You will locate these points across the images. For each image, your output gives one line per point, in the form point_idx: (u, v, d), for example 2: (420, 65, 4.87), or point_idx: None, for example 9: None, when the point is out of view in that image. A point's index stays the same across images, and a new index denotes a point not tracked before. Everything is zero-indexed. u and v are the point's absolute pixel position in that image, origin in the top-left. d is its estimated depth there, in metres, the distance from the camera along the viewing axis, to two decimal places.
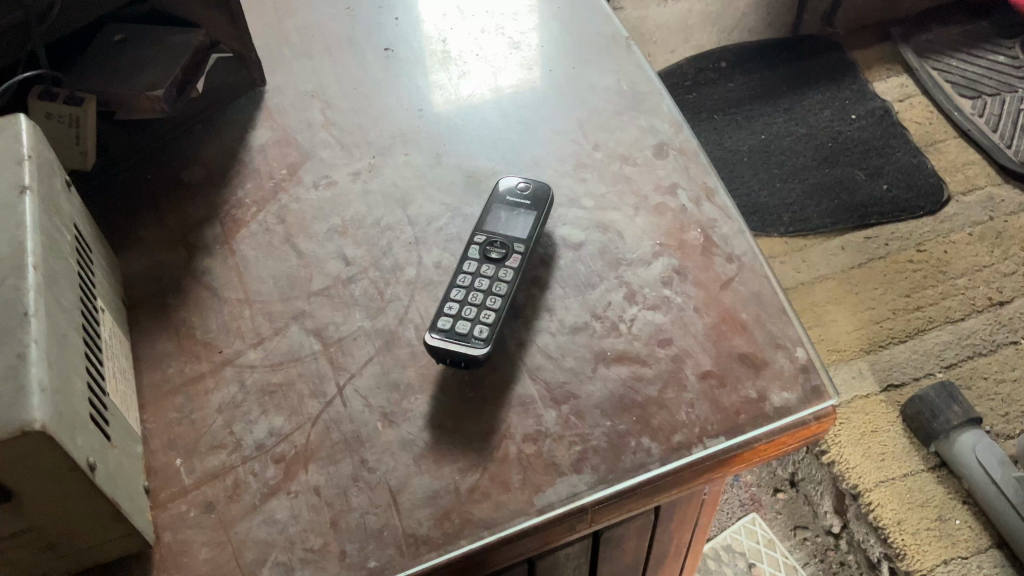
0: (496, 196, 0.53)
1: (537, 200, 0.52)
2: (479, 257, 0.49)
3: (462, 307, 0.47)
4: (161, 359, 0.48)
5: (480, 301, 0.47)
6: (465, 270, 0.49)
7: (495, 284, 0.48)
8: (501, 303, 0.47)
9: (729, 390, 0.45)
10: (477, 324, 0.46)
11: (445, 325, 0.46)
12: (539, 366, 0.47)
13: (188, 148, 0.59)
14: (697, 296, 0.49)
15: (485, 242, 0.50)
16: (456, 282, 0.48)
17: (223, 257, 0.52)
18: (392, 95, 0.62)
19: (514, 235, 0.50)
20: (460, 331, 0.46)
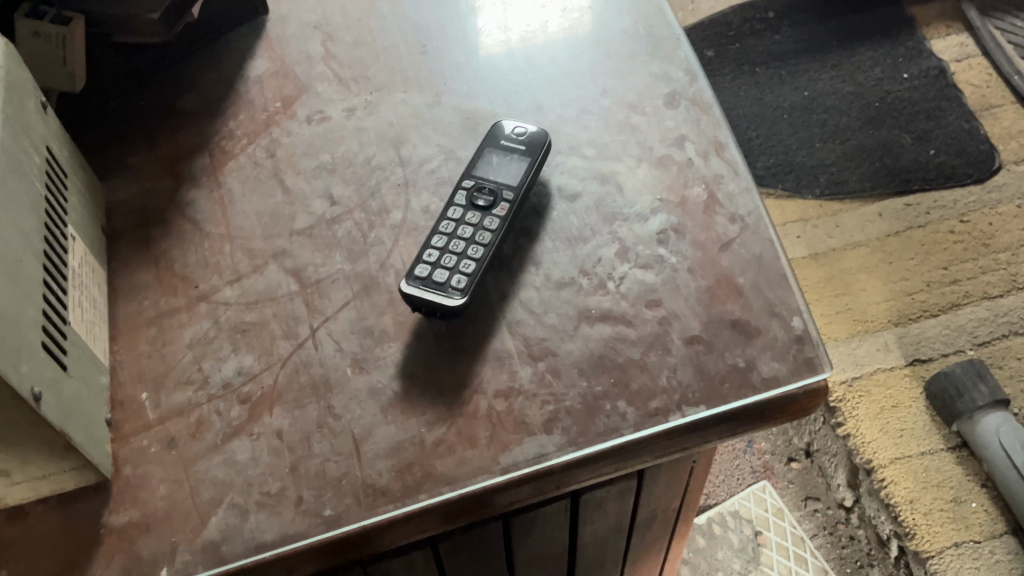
0: (490, 138, 0.51)
1: (532, 144, 0.50)
2: (465, 203, 0.47)
3: (442, 255, 0.45)
4: (138, 290, 0.47)
5: (461, 250, 0.45)
6: (449, 217, 0.47)
7: (480, 233, 0.46)
8: (482, 253, 0.45)
9: (716, 357, 0.43)
10: (456, 274, 0.44)
11: (422, 273, 0.44)
12: (519, 321, 0.45)
13: (185, 73, 0.57)
14: (694, 257, 0.47)
15: (473, 188, 0.48)
16: (439, 229, 0.46)
17: (209, 190, 0.51)
18: (397, 30, 0.59)
19: (505, 183, 0.48)
20: (437, 280, 0.44)
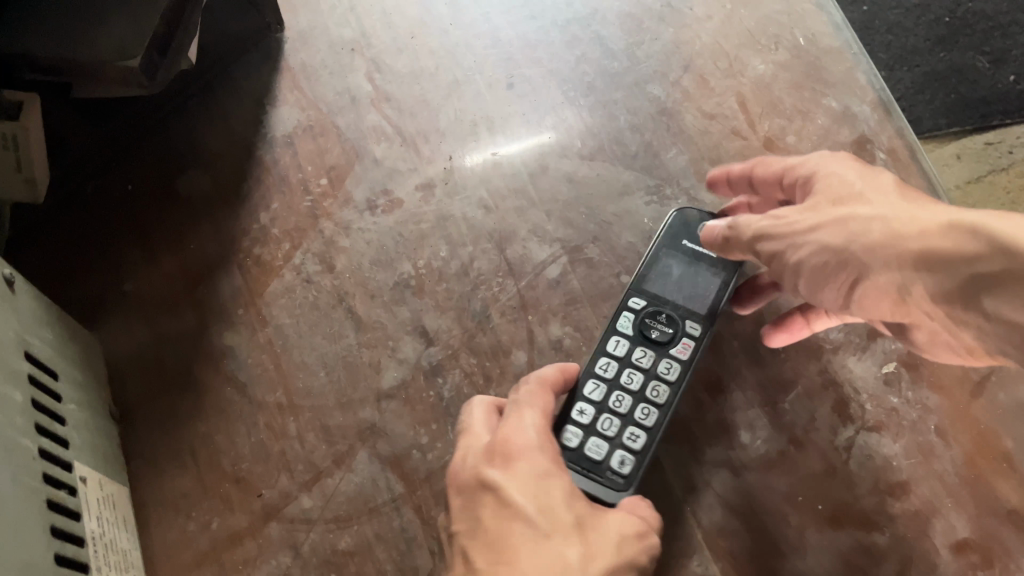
0: (668, 233, 0.36)
1: (726, 251, 0.35)
2: (633, 334, 0.34)
3: (597, 418, 0.33)
4: (177, 507, 0.33)
5: (627, 412, 0.33)
6: (609, 350, 0.34)
7: (650, 386, 0.33)
8: (657, 420, 0.33)
9: (999, 573, 0.32)
10: (618, 450, 0.32)
11: (571, 443, 0.32)
12: (722, 528, 0.33)
13: (184, 138, 0.41)
14: (939, 408, 0.35)
15: (646, 310, 0.34)
16: (593, 370, 0.34)
17: (250, 329, 0.37)
18: (468, 51, 0.43)
19: (690, 305, 0.35)
20: (593, 457, 0.32)
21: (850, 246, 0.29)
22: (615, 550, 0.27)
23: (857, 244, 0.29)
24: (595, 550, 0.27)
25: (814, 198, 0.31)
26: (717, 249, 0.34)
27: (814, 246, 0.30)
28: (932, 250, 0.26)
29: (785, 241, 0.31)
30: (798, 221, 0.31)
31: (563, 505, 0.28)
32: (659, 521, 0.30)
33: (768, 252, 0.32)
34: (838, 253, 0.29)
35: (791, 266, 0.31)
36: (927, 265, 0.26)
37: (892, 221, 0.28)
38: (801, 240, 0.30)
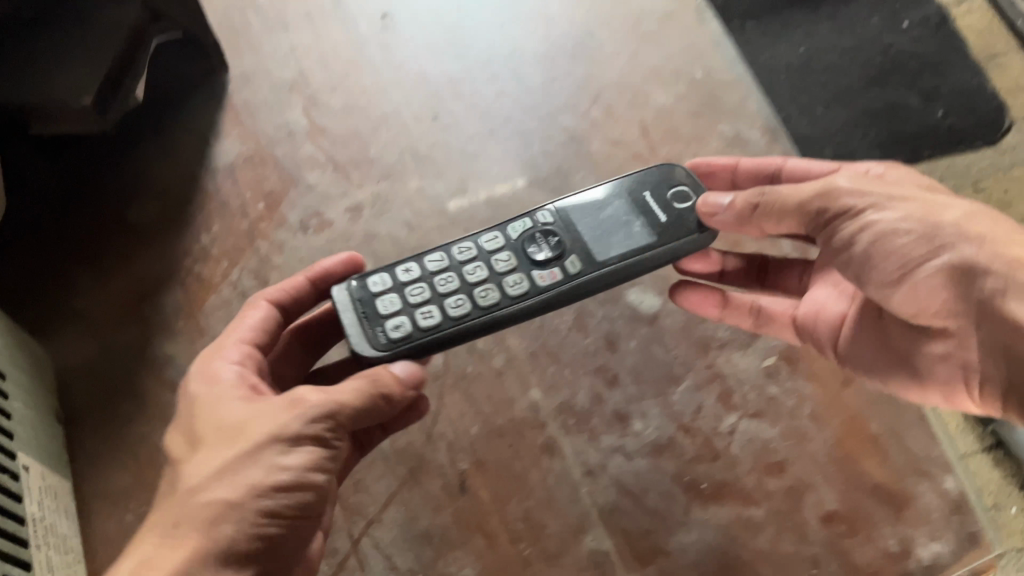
0: (640, 179, 0.36)
1: (674, 227, 0.35)
2: (515, 240, 0.35)
3: (416, 285, 0.34)
4: (117, 500, 0.36)
5: (444, 295, 0.34)
6: (483, 241, 0.35)
7: (482, 289, 0.34)
8: (461, 318, 0.33)
9: (863, 541, 0.35)
10: (405, 314, 0.33)
11: (375, 284, 0.34)
12: (614, 507, 0.36)
13: (133, 168, 0.44)
14: (814, 397, 0.38)
15: (546, 225, 0.35)
16: (456, 251, 0.35)
17: (189, 339, 0.40)
18: (397, 87, 0.48)
19: (588, 247, 0.34)
20: (382, 307, 0.33)
21: (941, 228, 0.29)
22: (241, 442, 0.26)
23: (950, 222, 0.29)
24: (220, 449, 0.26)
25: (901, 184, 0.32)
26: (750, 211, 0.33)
27: (896, 216, 0.30)
28: None
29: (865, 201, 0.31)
30: (880, 188, 0.31)
31: (206, 417, 0.28)
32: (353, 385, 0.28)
33: (841, 205, 0.31)
34: (921, 228, 0.29)
35: (852, 224, 0.31)
36: None
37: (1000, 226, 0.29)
38: (884, 203, 0.30)
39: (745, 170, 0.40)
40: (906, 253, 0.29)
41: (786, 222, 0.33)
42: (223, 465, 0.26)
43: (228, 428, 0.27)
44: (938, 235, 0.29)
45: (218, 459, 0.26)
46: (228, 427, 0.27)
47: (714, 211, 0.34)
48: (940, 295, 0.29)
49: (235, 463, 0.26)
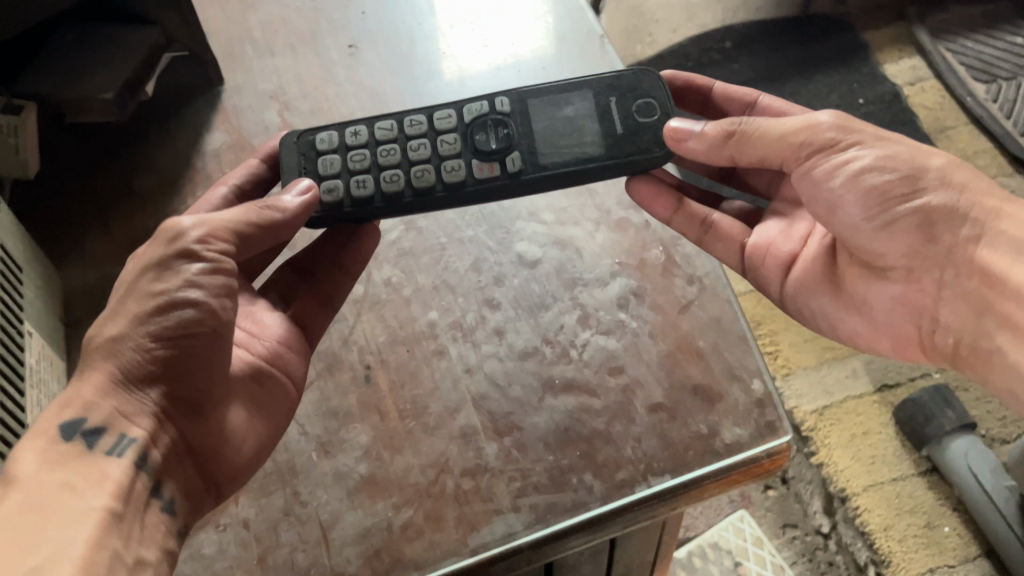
0: (612, 90, 0.48)
1: (616, 142, 0.47)
2: (466, 127, 0.48)
3: (364, 154, 0.47)
4: None
5: (382, 165, 0.47)
6: (438, 124, 0.48)
7: (413, 167, 0.47)
8: (390, 188, 0.46)
9: (679, 425, 0.44)
10: (344, 177, 0.46)
11: (323, 146, 0.47)
12: (484, 395, 0.45)
13: (140, 151, 0.57)
14: (654, 321, 0.47)
15: (496, 117, 0.47)
16: (410, 129, 0.48)
17: None
18: (354, 98, 0.60)
19: (530, 148, 0.47)
20: (327, 165, 0.47)
21: (923, 172, 0.44)
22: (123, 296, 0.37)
23: (933, 169, 0.44)
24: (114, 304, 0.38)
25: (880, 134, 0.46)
26: (726, 135, 0.46)
27: (877, 156, 0.44)
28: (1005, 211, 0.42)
29: (848, 140, 0.45)
30: (861, 135, 0.45)
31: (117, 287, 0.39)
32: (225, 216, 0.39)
33: (829, 139, 0.45)
34: (905, 165, 0.44)
35: (839, 152, 0.45)
36: (997, 219, 0.42)
37: (971, 175, 0.44)
38: (867, 145, 0.45)
39: (718, 92, 0.57)
40: (893, 187, 0.44)
41: (758, 140, 0.46)
42: (112, 311, 0.37)
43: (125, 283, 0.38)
44: (921, 179, 0.44)
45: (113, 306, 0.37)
46: (121, 288, 0.38)
47: (685, 137, 0.46)
48: (916, 231, 0.43)
49: (120, 308, 0.37)
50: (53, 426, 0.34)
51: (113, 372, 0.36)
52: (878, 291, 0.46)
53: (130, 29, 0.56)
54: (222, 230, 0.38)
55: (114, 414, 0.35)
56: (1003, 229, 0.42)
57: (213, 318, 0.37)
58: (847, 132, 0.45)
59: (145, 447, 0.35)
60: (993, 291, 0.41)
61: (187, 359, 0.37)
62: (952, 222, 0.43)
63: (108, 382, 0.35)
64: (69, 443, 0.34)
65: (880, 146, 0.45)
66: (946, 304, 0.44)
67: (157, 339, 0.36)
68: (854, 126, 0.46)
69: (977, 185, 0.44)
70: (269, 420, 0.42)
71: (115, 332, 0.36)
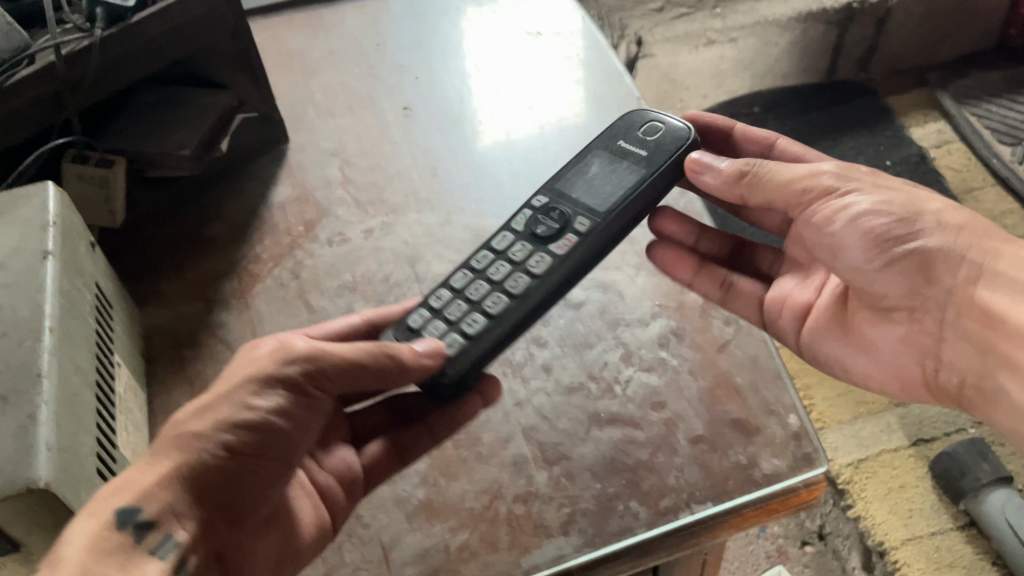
0: (616, 134, 0.51)
1: (652, 153, 0.49)
2: (522, 231, 0.49)
3: (453, 303, 0.47)
4: (173, 411, 0.50)
5: (478, 300, 0.46)
6: (496, 244, 0.49)
7: (504, 285, 0.46)
8: (494, 308, 0.45)
9: (720, 455, 0.46)
10: (456, 331, 0.45)
11: (416, 321, 0.46)
12: (533, 427, 0.48)
13: (213, 203, 0.61)
14: (693, 359, 0.50)
15: (544, 207, 0.49)
16: (476, 264, 0.48)
17: (239, 311, 0.55)
18: (408, 153, 0.65)
19: (592, 210, 0.47)
20: (432, 330, 0.45)
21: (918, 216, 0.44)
22: (212, 395, 0.38)
23: (930, 213, 0.44)
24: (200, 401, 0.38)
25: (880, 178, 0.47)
26: (733, 178, 0.47)
27: (875, 200, 0.45)
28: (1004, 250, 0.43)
29: (847, 186, 0.46)
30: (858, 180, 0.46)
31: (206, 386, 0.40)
32: (338, 350, 0.40)
33: (826, 185, 0.46)
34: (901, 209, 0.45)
35: (841, 199, 0.46)
36: (997, 258, 0.42)
37: (971, 216, 0.44)
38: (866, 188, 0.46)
39: (739, 134, 0.58)
40: (891, 230, 0.44)
41: (766, 186, 0.47)
42: (201, 408, 0.37)
43: (217, 383, 0.39)
44: (917, 222, 0.44)
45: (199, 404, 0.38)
46: (217, 383, 0.39)
47: (701, 169, 0.47)
48: (913, 273, 0.44)
49: (209, 406, 0.37)
50: (108, 509, 0.33)
51: (176, 468, 0.35)
52: (883, 333, 0.48)
53: (207, 93, 0.61)
54: (330, 360, 0.39)
55: (165, 510, 0.33)
56: (1000, 269, 0.42)
57: (270, 436, 0.38)
58: (848, 179, 0.47)
59: (185, 551, 0.34)
60: (990, 329, 0.42)
61: (246, 475, 0.37)
62: (949, 264, 0.43)
63: (173, 475, 0.34)
64: (120, 532, 0.32)
65: (879, 189, 0.45)
66: (951, 344, 0.45)
67: (226, 448, 0.36)
68: (852, 175, 0.47)
69: (978, 225, 0.44)
70: (306, 545, 0.42)
71: (199, 427, 0.36)
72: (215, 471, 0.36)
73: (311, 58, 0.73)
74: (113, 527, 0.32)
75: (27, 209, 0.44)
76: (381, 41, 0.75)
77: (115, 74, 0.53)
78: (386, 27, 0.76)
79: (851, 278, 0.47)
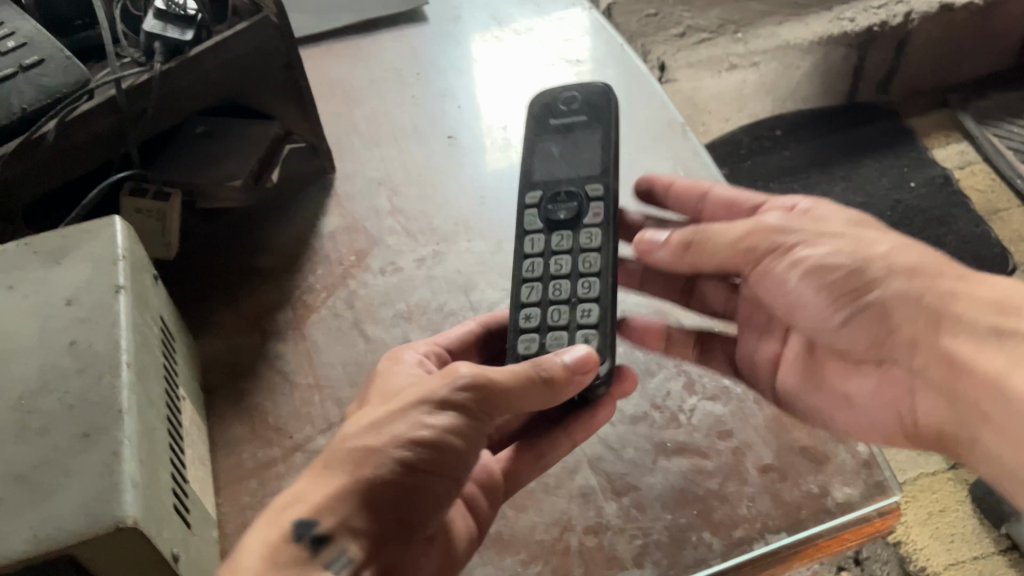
0: (542, 117, 0.53)
1: (590, 111, 0.53)
2: (541, 228, 0.50)
3: (546, 312, 0.46)
4: (235, 444, 0.50)
5: (568, 296, 0.46)
6: (530, 251, 0.49)
7: (580, 270, 0.47)
8: (594, 287, 0.46)
9: (791, 485, 0.46)
10: (580, 329, 0.45)
11: (529, 347, 0.45)
12: (600, 457, 0.47)
13: (263, 234, 0.61)
14: (757, 387, 0.50)
15: (544, 199, 0.50)
16: (529, 277, 0.48)
17: (295, 341, 0.55)
18: (456, 182, 0.65)
19: (587, 175, 0.51)
20: (558, 340, 0.45)
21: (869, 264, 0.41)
22: (392, 411, 0.36)
23: (877, 260, 0.41)
24: (376, 415, 0.37)
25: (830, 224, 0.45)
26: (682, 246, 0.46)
27: (825, 252, 0.43)
28: (970, 294, 0.39)
29: (794, 241, 0.44)
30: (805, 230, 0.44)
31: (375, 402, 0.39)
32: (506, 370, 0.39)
33: (775, 243, 0.44)
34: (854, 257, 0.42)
35: (792, 256, 0.44)
36: (953, 302, 0.39)
37: (924, 260, 0.41)
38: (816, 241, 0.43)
39: (673, 190, 0.56)
40: (843, 283, 0.42)
41: (713, 252, 0.46)
42: (377, 422, 0.36)
43: (393, 399, 0.38)
44: (864, 271, 0.41)
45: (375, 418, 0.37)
46: (390, 400, 0.38)
47: (654, 245, 0.48)
48: (872, 326, 0.42)
49: (386, 422, 0.36)
50: (287, 525, 0.32)
51: (352, 482, 0.33)
52: (857, 380, 0.45)
53: (256, 124, 0.61)
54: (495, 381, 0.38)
55: (342, 525, 0.32)
56: (961, 314, 0.38)
57: (445, 451, 0.36)
58: (788, 234, 0.44)
59: (358, 568, 0.32)
60: (955, 379, 0.38)
61: (421, 492, 0.35)
62: (909, 314, 0.40)
63: (350, 491, 0.33)
64: (295, 548, 0.32)
65: (821, 242, 0.43)
66: (924, 391, 0.41)
67: (403, 464, 0.34)
68: (790, 228, 0.44)
69: (938, 269, 0.40)
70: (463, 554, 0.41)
71: (375, 443, 0.35)
72: (394, 487, 0.34)
73: (353, 87, 0.74)
74: (290, 540, 0.32)
75: (96, 244, 0.44)
76: (421, 70, 0.75)
77: (173, 107, 0.53)
78: (426, 56, 0.77)
79: (814, 329, 0.45)
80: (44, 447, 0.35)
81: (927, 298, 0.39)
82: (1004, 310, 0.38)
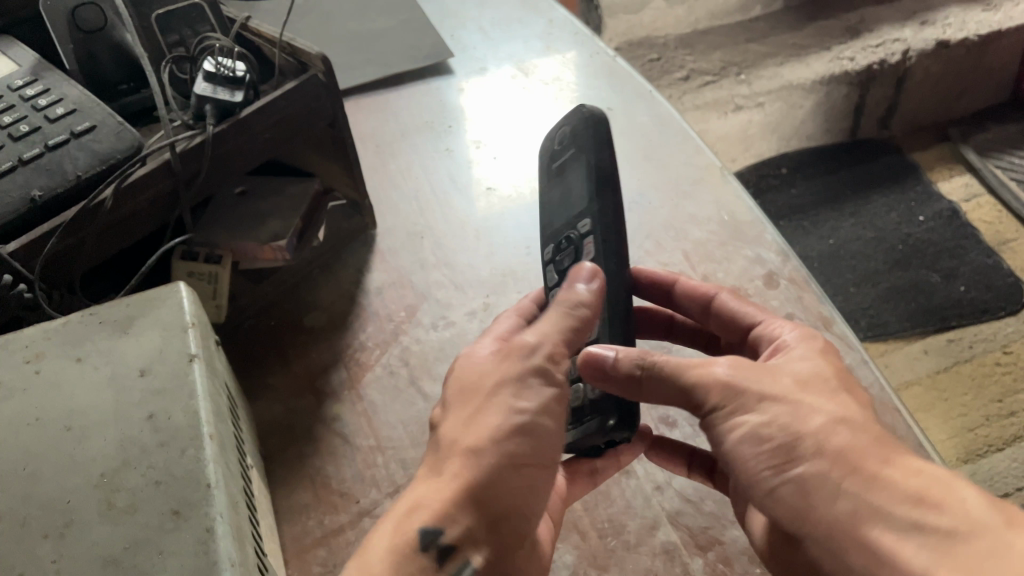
0: (545, 167, 0.52)
1: (576, 140, 0.49)
2: (552, 271, 0.48)
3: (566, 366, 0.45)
4: (300, 511, 0.48)
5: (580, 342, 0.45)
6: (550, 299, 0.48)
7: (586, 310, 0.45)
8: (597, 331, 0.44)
9: None
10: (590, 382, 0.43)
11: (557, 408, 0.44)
12: (679, 511, 0.47)
13: (309, 295, 0.60)
14: None
15: (553, 244, 0.48)
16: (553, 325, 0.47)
17: (352, 402, 0.54)
18: (499, 233, 0.64)
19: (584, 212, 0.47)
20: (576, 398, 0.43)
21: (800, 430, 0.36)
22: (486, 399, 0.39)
23: (812, 437, 0.35)
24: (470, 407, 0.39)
25: (780, 378, 0.38)
26: (615, 373, 0.40)
27: (760, 418, 0.37)
28: (894, 480, 0.33)
29: (732, 398, 0.37)
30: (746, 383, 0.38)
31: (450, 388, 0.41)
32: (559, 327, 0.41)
33: (707, 397, 0.38)
34: (783, 425, 0.36)
35: (727, 415, 0.38)
36: (880, 484, 0.33)
37: (862, 436, 0.35)
38: (757, 402, 0.37)
39: (678, 289, 0.52)
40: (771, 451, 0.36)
41: (655, 391, 0.39)
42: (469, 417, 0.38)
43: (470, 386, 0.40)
44: (797, 446, 0.35)
45: (468, 416, 0.38)
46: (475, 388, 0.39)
47: (600, 360, 0.40)
48: (795, 505, 0.35)
49: (477, 415, 0.38)
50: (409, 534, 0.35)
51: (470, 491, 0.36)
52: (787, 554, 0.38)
53: (297, 183, 0.61)
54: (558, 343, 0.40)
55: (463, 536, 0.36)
56: (880, 503, 0.33)
57: (534, 442, 0.38)
58: (730, 396, 0.38)
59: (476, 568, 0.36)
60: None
61: (517, 486, 0.37)
62: (828, 494, 0.34)
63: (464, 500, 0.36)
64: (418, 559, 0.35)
65: (764, 409, 0.37)
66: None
67: (506, 458, 0.37)
68: (736, 385, 0.38)
69: (868, 448, 0.34)
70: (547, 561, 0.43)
71: (472, 442, 0.37)
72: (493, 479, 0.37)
73: (385, 140, 0.74)
74: (416, 549, 0.35)
75: (163, 311, 0.43)
76: (453, 122, 0.75)
77: (225, 168, 0.53)
78: (455, 107, 0.77)
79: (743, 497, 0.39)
80: (133, 526, 0.34)
81: (852, 483, 0.34)
82: (926, 501, 0.32)
